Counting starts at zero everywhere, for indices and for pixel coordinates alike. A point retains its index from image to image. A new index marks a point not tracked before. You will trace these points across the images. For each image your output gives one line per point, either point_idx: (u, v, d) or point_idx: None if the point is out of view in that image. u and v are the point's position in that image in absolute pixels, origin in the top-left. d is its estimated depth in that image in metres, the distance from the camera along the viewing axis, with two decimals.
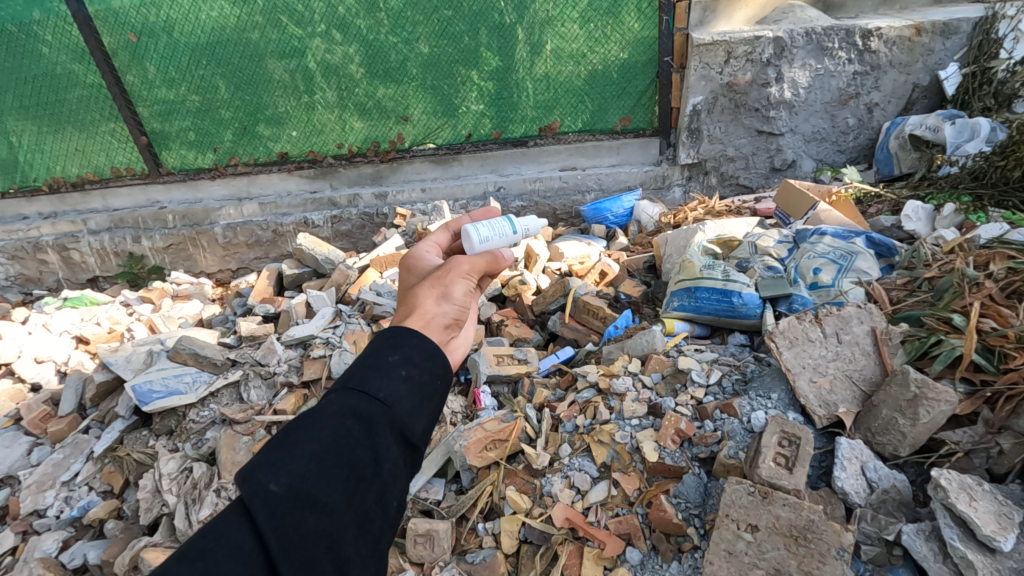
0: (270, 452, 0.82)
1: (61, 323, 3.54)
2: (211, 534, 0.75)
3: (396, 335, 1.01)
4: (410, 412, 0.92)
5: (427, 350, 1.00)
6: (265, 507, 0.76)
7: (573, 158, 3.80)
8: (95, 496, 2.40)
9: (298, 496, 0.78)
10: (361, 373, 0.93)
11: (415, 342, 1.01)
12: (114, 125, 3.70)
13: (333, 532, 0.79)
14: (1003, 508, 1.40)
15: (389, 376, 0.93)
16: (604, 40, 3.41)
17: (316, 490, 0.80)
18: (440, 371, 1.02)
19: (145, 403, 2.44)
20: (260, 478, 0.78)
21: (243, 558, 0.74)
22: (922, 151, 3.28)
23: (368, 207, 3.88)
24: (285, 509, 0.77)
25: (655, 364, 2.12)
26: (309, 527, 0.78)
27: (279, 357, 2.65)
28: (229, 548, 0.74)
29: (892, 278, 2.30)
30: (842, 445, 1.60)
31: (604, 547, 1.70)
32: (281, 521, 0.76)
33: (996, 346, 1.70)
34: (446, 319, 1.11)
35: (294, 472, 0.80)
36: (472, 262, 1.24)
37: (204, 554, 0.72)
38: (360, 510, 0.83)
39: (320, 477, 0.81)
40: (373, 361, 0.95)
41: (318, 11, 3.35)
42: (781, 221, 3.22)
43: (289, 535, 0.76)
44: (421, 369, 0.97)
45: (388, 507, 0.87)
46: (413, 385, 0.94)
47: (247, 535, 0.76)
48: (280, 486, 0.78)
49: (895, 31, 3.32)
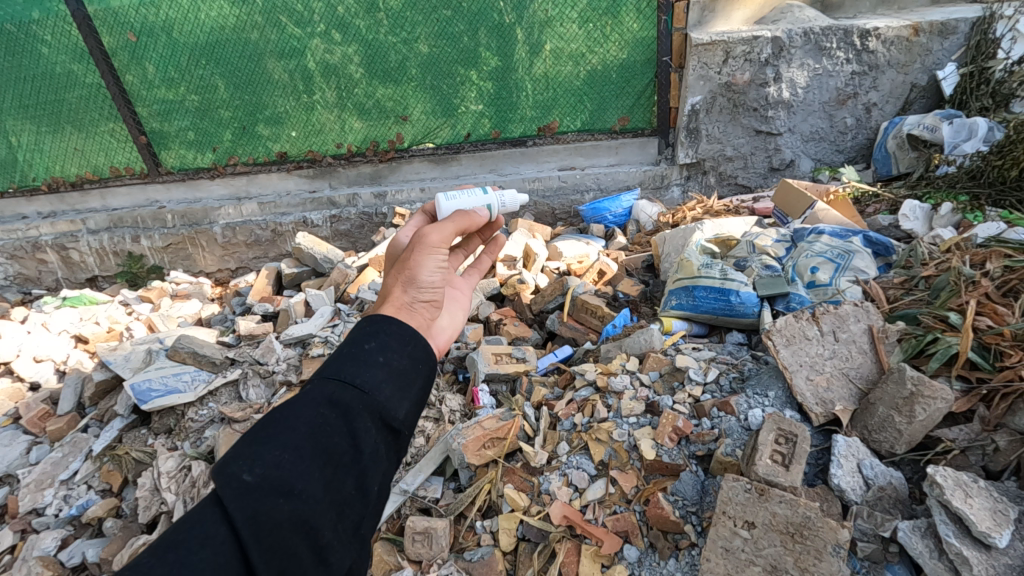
0: (245, 442, 0.83)
1: (60, 322, 3.55)
2: (185, 525, 0.76)
3: (373, 322, 1.02)
4: (390, 397, 0.92)
5: (404, 335, 1.01)
6: (237, 497, 0.77)
7: (573, 158, 3.81)
8: (93, 495, 2.40)
9: (271, 485, 0.79)
10: (339, 362, 0.93)
11: (393, 327, 1.01)
12: (113, 124, 3.71)
13: (309, 519, 0.80)
14: (998, 504, 1.40)
15: (367, 363, 0.93)
16: (603, 40, 3.42)
17: (291, 478, 0.80)
18: (422, 355, 1.01)
19: (144, 402, 2.44)
20: (235, 469, 0.79)
21: (215, 547, 0.74)
22: (920, 151, 3.29)
23: (367, 207, 3.88)
24: (259, 498, 0.78)
25: (653, 362, 2.13)
26: (285, 514, 0.78)
27: (278, 356, 2.65)
28: (202, 538, 0.75)
29: (889, 276, 2.31)
30: (839, 443, 1.61)
31: (601, 545, 1.71)
32: (254, 510, 0.77)
33: (992, 344, 1.71)
34: (421, 300, 1.11)
35: (269, 462, 0.81)
36: (441, 231, 1.21)
37: (176, 544, 0.74)
38: (338, 496, 0.83)
39: (295, 465, 0.81)
40: (351, 348, 0.95)
41: (318, 11, 3.35)
42: (779, 220, 3.23)
43: (262, 523, 0.77)
44: (399, 354, 0.98)
45: (369, 492, 0.87)
46: (392, 371, 0.95)
47: (220, 524, 0.76)
48: (254, 476, 0.79)
49: (893, 31, 3.33)
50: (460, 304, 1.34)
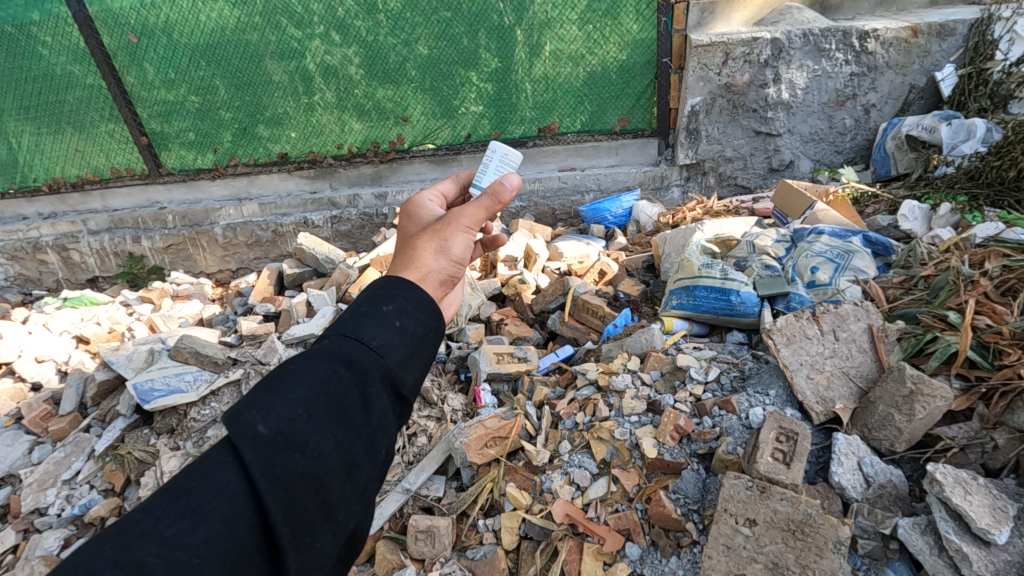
0: (260, 395, 0.84)
1: (62, 323, 3.55)
2: (199, 472, 0.78)
3: (392, 286, 1.02)
4: (402, 363, 0.93)
5: (422, 302, 1.01)
6: (253, 448, 0.78)
7: (573, 159, 3.82)
8: (96, 494, 2.41)
9: (286, 440, 0.80)
10: (355, 321, 0.93)
11: (410, 293, 1.02)
12: (114, 125, 3.71)
13: (320, 477, 0.81)
14: (998, 501, 1.41)
15: (383, 325, 0.94)
16: (602, 42, 3.43)
17: (305, 434, 0.81)
18: (435, 324, 1.03)
19: (147, 401, 2.45)
20: (250, 420, 0.80)
21: (227, 496, 0.76)
22: (918, 152, 3.31)
23: (367, 208, 3.89)
24: (272, 452, 0.79)
25: (653, 361, 2.14)
26: (298, 469, 0.79)
27: (280, 355, 2.62)
28: (215, 486, 0.76)
29: (888, 276, 2.32)
30: (840, 440, 1.62)
31: (604, 543, 1.72)
32: (269, 462, 0.78)
33: (991, 342, 1.73)
34: (444, 274, 1.13)
35: (283, 417, 0.81)
36: (474, 214, 1.22)
37: (188, 490, 0.76)
38: (349, 456, 0.84)
39: (310, 422, 0.82)
40: (368, 309, 0.95)
41: (317, 13, 3.37)
42: (779, 220, 3.24)
43: (276, 476, 0.78)
44: (415, 321, 0.98)
45: (377, 455, 0.88)
46: (407, 336, 0.95)
47: (234, 473, 0.78)
48: (269, 429, 0.80)
49: (892, 32, 3.35)
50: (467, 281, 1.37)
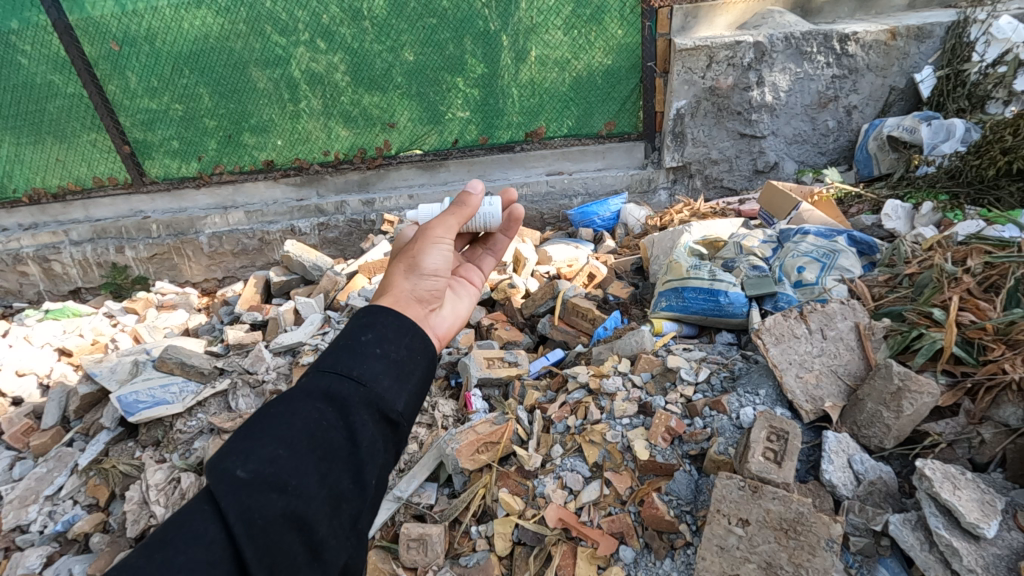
0: (240, 440, 0.88)
1: (44, 335, 3.48)
2: (177, 523, 0.80)
3: (371, 315, 1.09)
4: (387, 389, 0.99)
5: (401, 326, 1.08)
6: (231, 493, 0.81)
7: (560, 163, 3.84)
8: (79, 510, 2.35)
9: (264, 481, 0.84)
10: (336, 355, 1.00)
11: (390, 319, 1.09)
12: (96, 134, 3.66)
13: (304, 514, 0.84)
14: (985, 495, 1.43)
15: (364, 355, 1.00)
16: (587, 46, 3.45)
17: (285, 474, 0.85)
18: (418, 346, 1.09)
19: (131, 414, 2.40)
20: (228, 464, 0.84)
21: (206, 545, 0.78)
22: (900, 152, 3.36)
23: (355, 214, 3.87)
24: (250, 494, 0.82)
25: (644, 363, 2.15)
26: (278, 510, 0.82)
27: (267, 364, 2.60)
28: (194, 535, 0.79)
29: (873, 275, 2.34)
30: (829, 438, 1.63)
31: (598, 547, 1.71)
32: (247, 505, 0.81)
33: (976, 338, 1.75)
34: (412, 288, 1.22)
35: (262, 460, 0.85)
36: (448, 226, 1.33)
37: (165, 544, 0.78)
38: (334, 490, 0.88)
39: (290, 462, 0.86)
40: (350, 341, 1.02)
41: (301, 19, 3.35)
42: (764, 221, 3.28)
43: (254, 519, 0.81)
44: (396, 347, 1.05)
45: (366, 487, 0.92)
46: (390, 362, 1.02)
47: (212, 522, 0.81)
48: (247, 472, 0.84)
49: (871, 35, 3.39)
50: (467, 293, 1.46)
